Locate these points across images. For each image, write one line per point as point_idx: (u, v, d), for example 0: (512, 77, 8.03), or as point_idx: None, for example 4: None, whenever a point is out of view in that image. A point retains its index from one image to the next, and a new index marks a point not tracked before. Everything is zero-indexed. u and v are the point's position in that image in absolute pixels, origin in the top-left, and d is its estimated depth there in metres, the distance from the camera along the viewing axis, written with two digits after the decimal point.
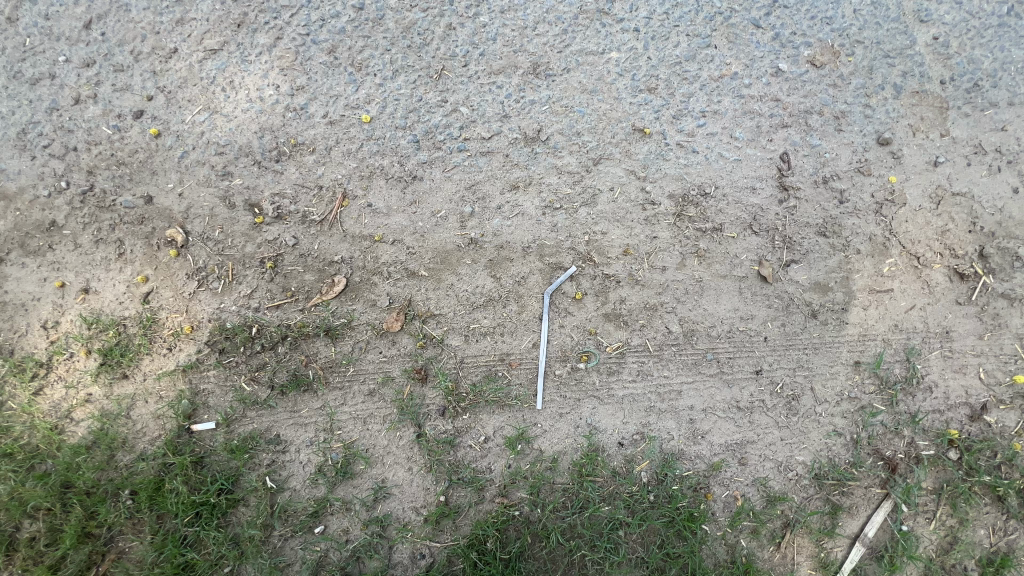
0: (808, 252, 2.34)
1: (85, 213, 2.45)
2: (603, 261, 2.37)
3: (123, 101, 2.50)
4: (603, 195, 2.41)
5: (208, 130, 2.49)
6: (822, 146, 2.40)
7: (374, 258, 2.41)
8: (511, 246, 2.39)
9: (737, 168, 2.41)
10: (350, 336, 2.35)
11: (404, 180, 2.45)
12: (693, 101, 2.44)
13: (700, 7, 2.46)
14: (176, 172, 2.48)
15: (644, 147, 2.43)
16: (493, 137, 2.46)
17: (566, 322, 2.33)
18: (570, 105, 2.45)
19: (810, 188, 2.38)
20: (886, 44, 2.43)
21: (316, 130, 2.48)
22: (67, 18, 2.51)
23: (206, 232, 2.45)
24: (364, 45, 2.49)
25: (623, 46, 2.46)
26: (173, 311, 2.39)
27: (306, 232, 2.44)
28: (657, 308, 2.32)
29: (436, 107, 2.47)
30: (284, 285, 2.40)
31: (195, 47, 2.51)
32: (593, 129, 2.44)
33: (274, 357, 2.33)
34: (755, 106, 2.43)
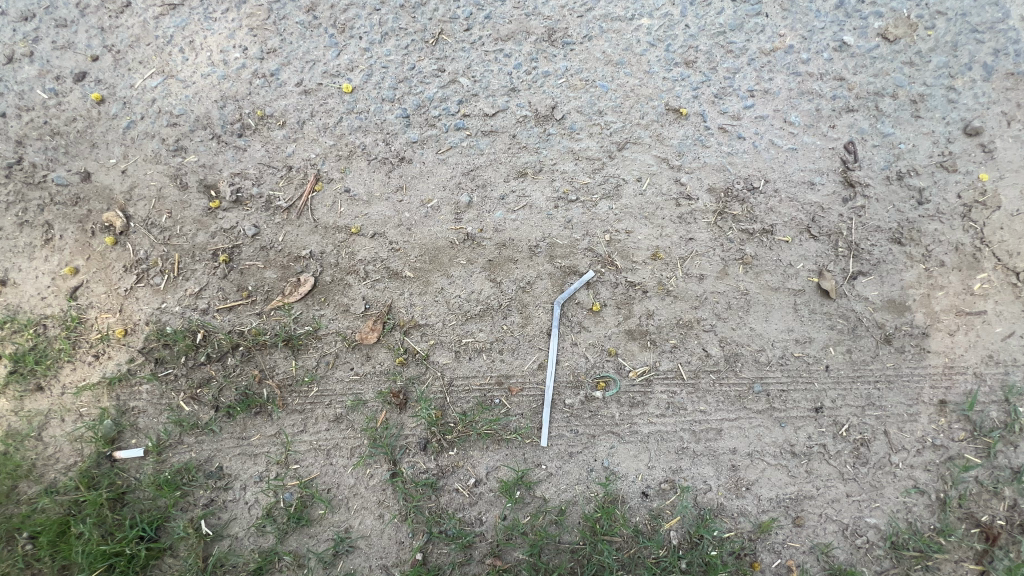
0: (880, 262, 1.90)
1: (10, 190, 2.06)
2: (627, 266, 1.94)
3: (64, 60, 2.12)
4: (629, 186, 2.00)
5: (160, 97, 2.10)
6: (896, 135, 1.98)
7: (349, 255, 2.00)
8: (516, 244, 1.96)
9: (791, 159, 1.99)
10: (315, 347, 1.92)
11: (389, 162, 2.05)
12: (739, 78, 2.03)
13: None
14: (120, 144, 2.08)
15: (679, 131, 2.02)
16: (498, 114, 2.05)
17: (580, 339, 1.90)
18: (591, 79, 2.05)
19: (881, 185, 1.95)
20: (973, 17, 2.02)
21: (287, 101, 2.08)
22: None
23: (151, 217, 2.05)
24: (349, 3, 2.11)
25: (656, 12, 2.07)
26: (104, 311, 1.97)
27: (270, 221, 2.03)
28: (692, 326, 1.89)
29: (431, 78, 2.07)
30: (240, 284, 1.99)
31: (151, 1, 2.14)
32: (618, 108, 2.03)
33: (220, 371, 1.91)
34: (814, 86, 2.02)
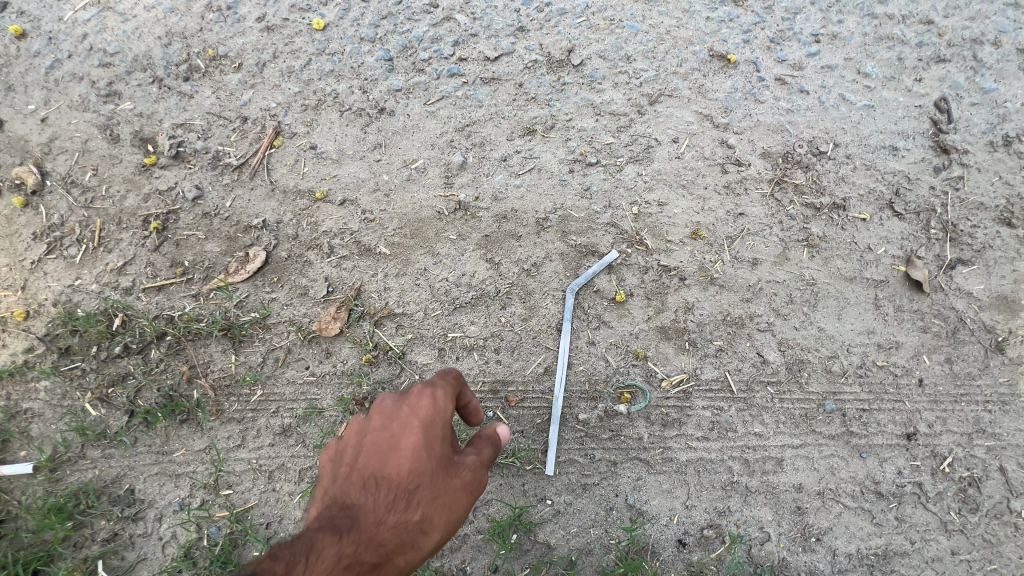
0: (985, 249, 1.49)
1: None
2: (660, 247, 1.53)
3: None
4: (662, 148, 1.60)
5: (93, 33, 1.73)
6: (1000, 92, 1.58)
7: (311, 225, 1.60)
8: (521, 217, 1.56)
9: (868, 118, 1.58)
10: (263, 339, 1.52)
11: (366, 115, 1.66)
12: (801, 20, 1.64)
13: None
14: (41, 87, 1.71)
15: (726, 82, 1.62)
16: (502, 59, 1.67)
17: (599, 337, 1.48)
18: (618, 18, 1.66)
19: (983, 152, 1.55)
20: None
21: (245, 39, 1.71)
22: None
23: (72, 174, 1.66)
24: None
25: None
26: (3, 288, 1.57)
27: (217, 183, 1.64)
28: (743, 324, 1.47)
29: (422, 14, 1.70)
30: (174, 258, 1.59)
31: None
32: (650, 53, 1.64)
33: (140, 366, 1.50)
34: (895, 30, 1.62)
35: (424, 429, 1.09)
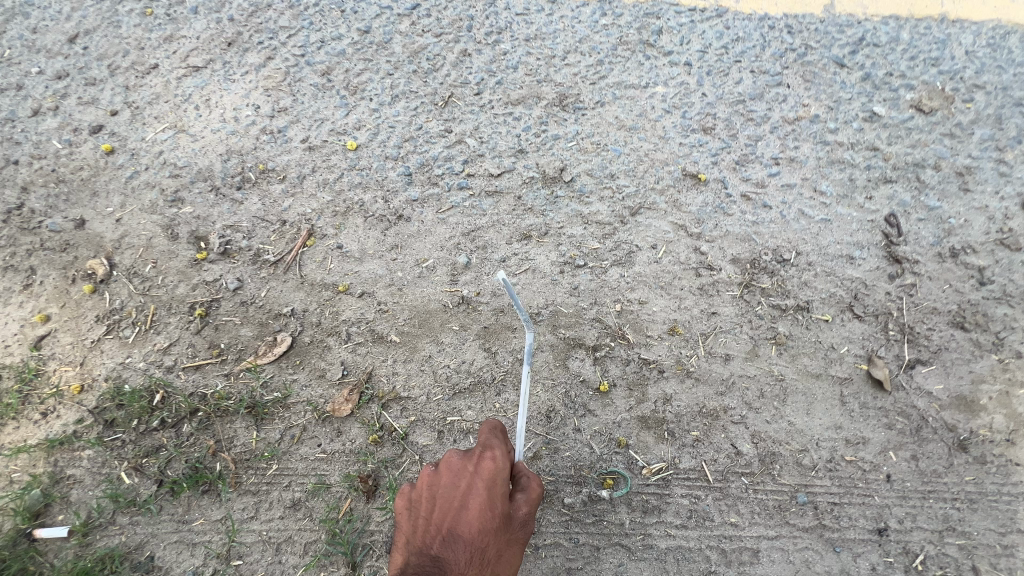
0: (943, 351, 1.62)
1: (3, 233, 2.04)
2: (640, 341, 1.70)
3: (85, 114, 2.20)
4: (642, 253, 1.81)
5: (168, 150, 2.11)
6: (944, 209, 1.78)
7: (333, 314, 1.83)
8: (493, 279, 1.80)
9: (825, 230, 1.79)
10: (282, 417, 1.70)
11: (387, 220, 1.94)
12: (762, 146, 1.91)
13: (767, 42, 2.03)
14: (119, 193, 2.06)
15: (698, 197, 1.86)
16: (504, 175, 1.95)
17: (584, 425, 1.62)
18: (603, 143, 1.96)
19: (933, 262, 1.72)
20: (1015, 91, 1.90)
21: (290, 156, 2.05)
22: (54, 32, 2.35)
23: (135, 265, 1.95)
24: (364, 68, 2.15)
25: (672, 80, 2.01)
26: (65, 363, 1.81)
27: (255, 275, 1.90)
28: (718, 416, 1.60)
29: (438, 138, 2.02)
30: (212, 341, 1.82)
31: (178, 64, 2.24)
32: (631, 172, 1.91)
33: (173, 439, 1.68)
34: (845, 155, 1.87)
35: (484, 494, 1.28)
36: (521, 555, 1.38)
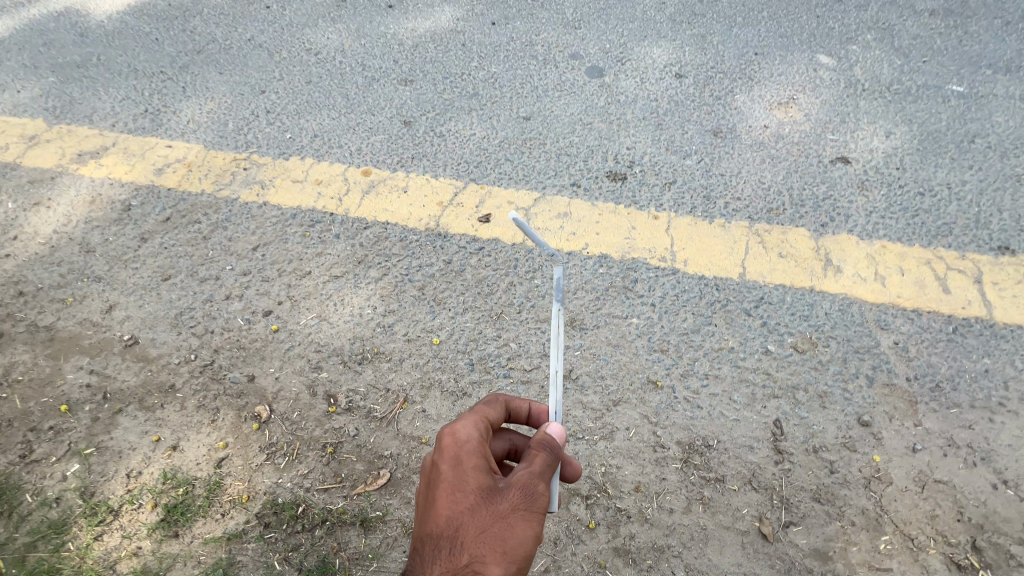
0: (807, 516, 2.56)
1: (199, 381, 3.10)
2: (616, 494, 2.65)
3: (260, 301, 3.38)
4: (620, 431, 2.83)
5: (314, 331, 3.24)
6: (810, 418, 2.82)
7: (417, 458, 2.80)
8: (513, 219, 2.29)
9: (736, 426, 2.82)
10: (381, 529, 2.59)
11: (456, 394, 2.98)
12: (698, 364, 3.01)
13: (703, 295, 3.25)
14: (280, 359, 3.15)
15: (656, 396, 2.92)
16: (533, 369, 3.04)
17: (578, 550, 2.52)
18: (598, 353, 3.07)
19: (802, 454, 2.72)
20: (855, 342, 3.05)
21: (395, 344, 3.16)
22: (243, 242, 3.65)
23: (287, 411, 2.96)
24: (446, 287, 3.36)
25: (642, 315, 3.19)
26: (237, 479, 2.75)
27: (367, 425, 2.91)
28: (664, 550, 2.50)
29: (492, 340, 3.15)
30: (336, 470, 2.77)
31: (324, 272, 3.48)
32: (615, 375, 3.00)
33: (309, 539, 2.57)
34: (749, 375, 2.96)
35: (446, 474, 1.83)
36: (510, 512, 1.76)
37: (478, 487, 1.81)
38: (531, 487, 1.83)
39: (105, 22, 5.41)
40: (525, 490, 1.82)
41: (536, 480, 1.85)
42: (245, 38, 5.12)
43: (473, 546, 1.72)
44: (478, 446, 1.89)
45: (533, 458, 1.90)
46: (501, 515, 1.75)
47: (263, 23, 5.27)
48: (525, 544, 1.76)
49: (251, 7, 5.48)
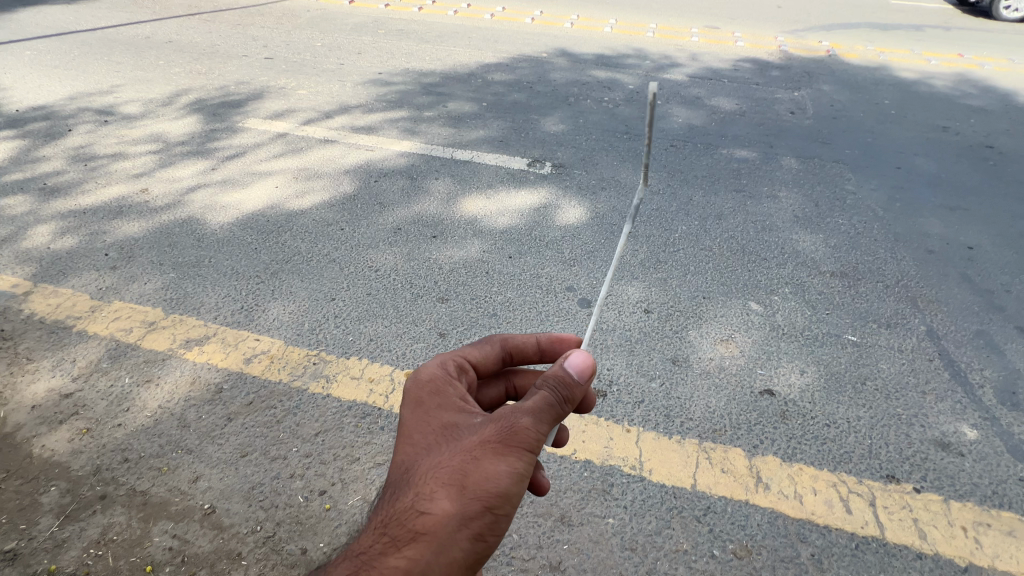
0: None
1: (262, 550, 3.85)
2: None
3: (317, 481, 4.29)
4: None
5: (357, 512, 4.09)
6: None
7: None
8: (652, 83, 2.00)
9: None
10: None
11: None
12: (659, 563, 3.84)
13: (663, 501, 4.20)
14: (329, 535, 3.95)
15: None
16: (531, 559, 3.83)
17: None
18: (581, 547, 3.91)
19: None
20: (781, 552, 3.92)
21: None
22: (308, 427, 4.68)
23: None
24: None
25: (616, 515, 4.11)
26: None
27: None
28: None
29: None
30: None
31: (370, 459, 4.44)
32: (594, 568, 3.80)
33: None
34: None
35: (412, 418, 2.41)
36: (470, 438, 2.21)
37: (440, 424, 2.35)
38: (505, 418, 2.20)
39: (217, 231, 7.15)
40: (498, 423, 2.20)
41: (515, 412, 2.21)
42: (323, 253, 6.78)
43: (429, 476, 2.14)
44: (440, 387, 2.50)
45: (533, 395, 2.27)
46: (460, 441, 2.22)
47: (337, 241, 7.00)
48: (489, 473, 2.11)
49: (328, 227, 7.28)
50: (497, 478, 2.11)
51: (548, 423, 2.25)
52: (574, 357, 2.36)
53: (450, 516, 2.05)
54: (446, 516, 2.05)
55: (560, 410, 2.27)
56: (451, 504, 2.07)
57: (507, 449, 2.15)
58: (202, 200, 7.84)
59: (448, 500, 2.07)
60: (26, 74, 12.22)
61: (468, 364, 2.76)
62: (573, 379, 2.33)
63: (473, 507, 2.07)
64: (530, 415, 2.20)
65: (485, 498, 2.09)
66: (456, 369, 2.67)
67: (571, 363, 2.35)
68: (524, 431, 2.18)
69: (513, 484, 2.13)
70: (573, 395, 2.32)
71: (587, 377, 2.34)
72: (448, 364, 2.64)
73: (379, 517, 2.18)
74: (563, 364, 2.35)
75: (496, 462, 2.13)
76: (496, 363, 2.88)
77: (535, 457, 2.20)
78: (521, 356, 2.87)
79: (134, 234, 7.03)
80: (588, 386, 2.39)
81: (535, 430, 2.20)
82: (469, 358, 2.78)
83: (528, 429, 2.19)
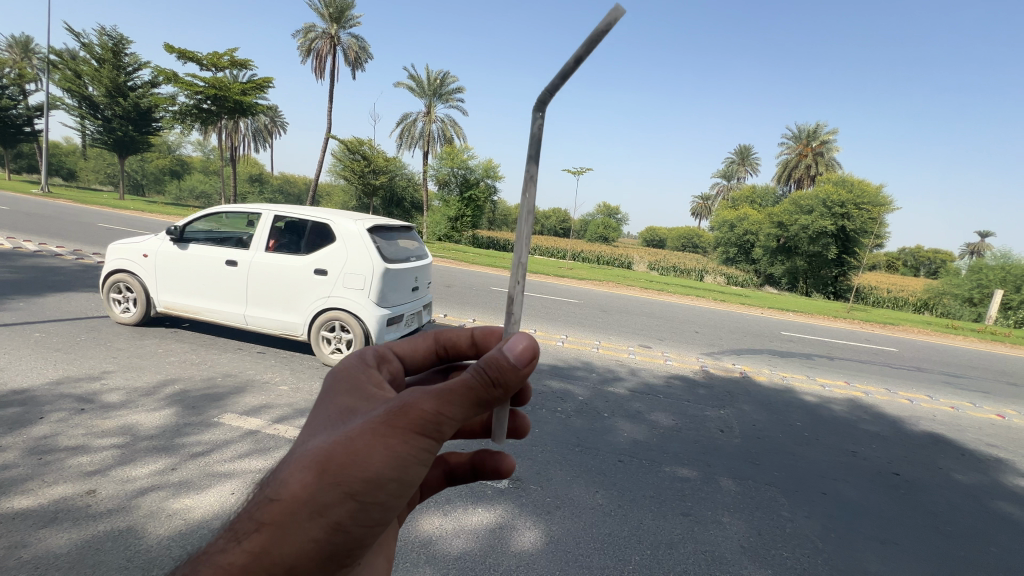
0: None
1: None
2: None
3: None
4: None
5: None
6: None
7: None
8: (615, 14, 1.44)
9: None
10: None
11: None
12: None
13: None
14: None
15: None
16: None
17: None
18: None
19: None
20: None
21: None
22: None
23: None
24: None
25: None
26: None
27: None
28: None
29: None
30: None
31: None
32: None
33: None
34: None
35: (325, 400, 2.19)
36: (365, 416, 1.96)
37: (339, 411, 2.08)
38: (400, 399, 1.90)
39: (152, 548, 5.48)
40: (390, 404, 1.90)
41: (410, 395, 1.89)
42: None
43: (297, 460, 1.87)
44: (355, 377, 2.30)
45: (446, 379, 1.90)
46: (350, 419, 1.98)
47: None
48: (359, 459, 1.81)
49: None
50: (370, 465, 1.82)
51: (457, 407, 1.87)
52: (511, 338, 1.95)
53: (302, 502, 1.76)
54: (297, 502, 1.76)
55: (476, 392, 1.87)
56: (302, 485, 1.78)
57: (389, 434, 1.84)
58: (150, 504, 6.25)
59: (304, 484, 1.79)
60: (13, 339, 12.57)
61: (393, 356, 2.56)
62: (510, 363, 1.89)
63: (331, 495, 1.80)
64: (429, 395, 1.84)
65: (350, 484, 1.80)
66: (378, 361, 2.47)
67: (506, 345, 1.93)
68: (414, 410, 1.84)
69: (389, 470, 1.85)
70: (504, 381, 1.89)
71: (526, 363, 1.91)
72: (368, 360, 2.44)
73: (249, 505, 1.97)
74: (498, 346, 1.94)
75: (373, 446, 1.83)
76: (430, 359, 2.64)
77: (424, 443, 1.88)
78: (456, 350, 2.64)
79: (57, 547, 5.38)
80: (527, 374, 1.91)
81: (432, 409, 1.84)
82: (395, 349, 2.58)
83: (420, 409, 1.84)
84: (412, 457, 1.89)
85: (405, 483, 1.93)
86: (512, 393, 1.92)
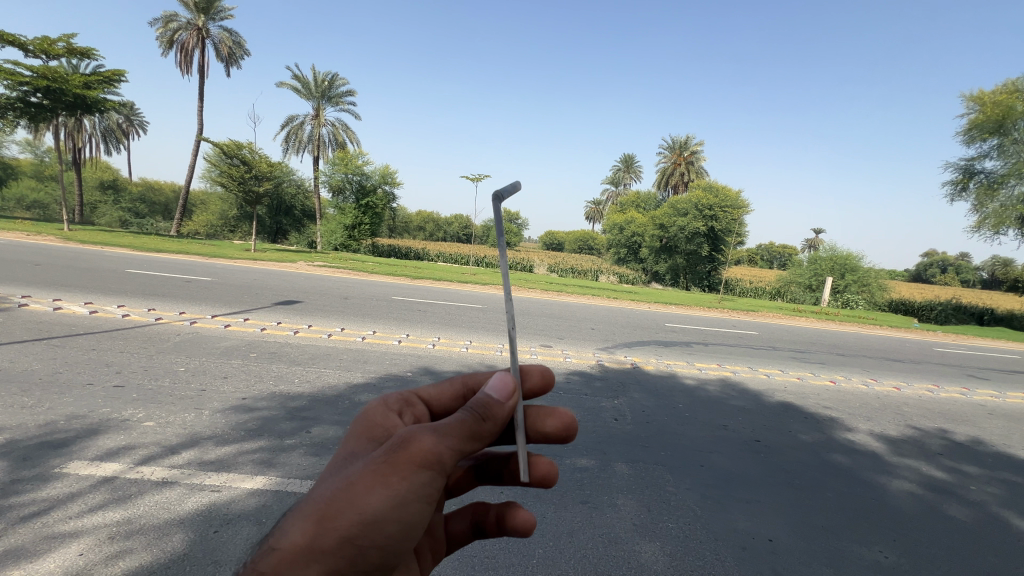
0: None
1: None
2: None
3: None
4: None
5: None
6: None
7: None
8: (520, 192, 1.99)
9: None
10: None
11: None
12: None
13: None
14: None
15: None
16: None
17: None
18: None
19: None
20: None
21: None
22: None
23: None
24: None
25: None
26: None
27: None
28: None
29: None
30: None
31: None
32: None
33: None
34: None
35: (343, 448, 2.29)
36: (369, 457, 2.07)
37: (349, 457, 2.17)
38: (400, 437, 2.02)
39: None
40: (391, 443, 2.01)
41: (412, 431, 2.02)
42: None
43: (300, 509, 1.96)
44: (374, 423, 2.39)
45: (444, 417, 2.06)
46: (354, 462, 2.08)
47: None
48: (358, 501, 1.90)
49: None
50: (369, 504, 1.91)
51: (453, 442, 2.00)
52: (493, 380, 2.18)
53: (302, 550, 1.84)
54: (298, 550, 1.85)
55: (467, 424, 2.04)
56: (304, 532, 1.86)
57: (388, 473, 1.92)
58: None
59: (304, 531, 1.87)
60: None
61: (419, 400, 2.63)
62: (495, 399, 2.12)
63: (329, 540, 1.86)
64: (428, 432, 1.97)
65: (346, 528, 1.90)
66: (402, 404, 2.53)
67: (494, 384, 2.17)
68: (414, 445, 1.95)
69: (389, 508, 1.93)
70: (493, 414, 2.08)
71: (508, 395, 2.13)
72: (392, 404, 2.50)
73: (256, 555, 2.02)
74: (489, 386, 2.15)
75: (372, 487, 1.92)
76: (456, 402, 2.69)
77: (422, 479, 1.98)
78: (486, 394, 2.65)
79: None
80: (513, 408, 2.12)
81: (431, 445, 1.95)
82: (421, 394, 2.65)
83: (421, 444, 1.95)
84: (410, 495, 1.97)
85: (405, 524, 2.02)
86: (501, 426, 2.12)
